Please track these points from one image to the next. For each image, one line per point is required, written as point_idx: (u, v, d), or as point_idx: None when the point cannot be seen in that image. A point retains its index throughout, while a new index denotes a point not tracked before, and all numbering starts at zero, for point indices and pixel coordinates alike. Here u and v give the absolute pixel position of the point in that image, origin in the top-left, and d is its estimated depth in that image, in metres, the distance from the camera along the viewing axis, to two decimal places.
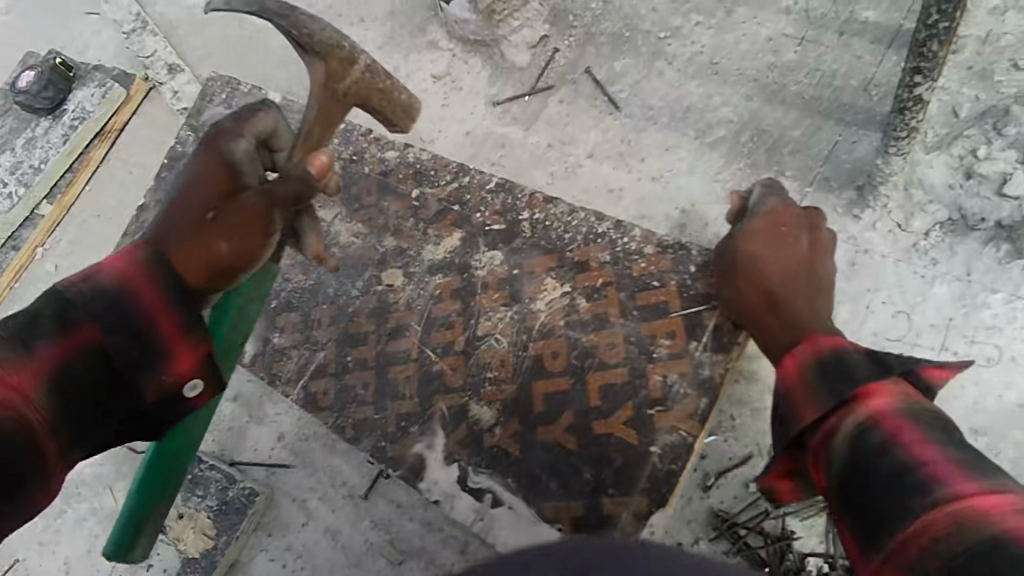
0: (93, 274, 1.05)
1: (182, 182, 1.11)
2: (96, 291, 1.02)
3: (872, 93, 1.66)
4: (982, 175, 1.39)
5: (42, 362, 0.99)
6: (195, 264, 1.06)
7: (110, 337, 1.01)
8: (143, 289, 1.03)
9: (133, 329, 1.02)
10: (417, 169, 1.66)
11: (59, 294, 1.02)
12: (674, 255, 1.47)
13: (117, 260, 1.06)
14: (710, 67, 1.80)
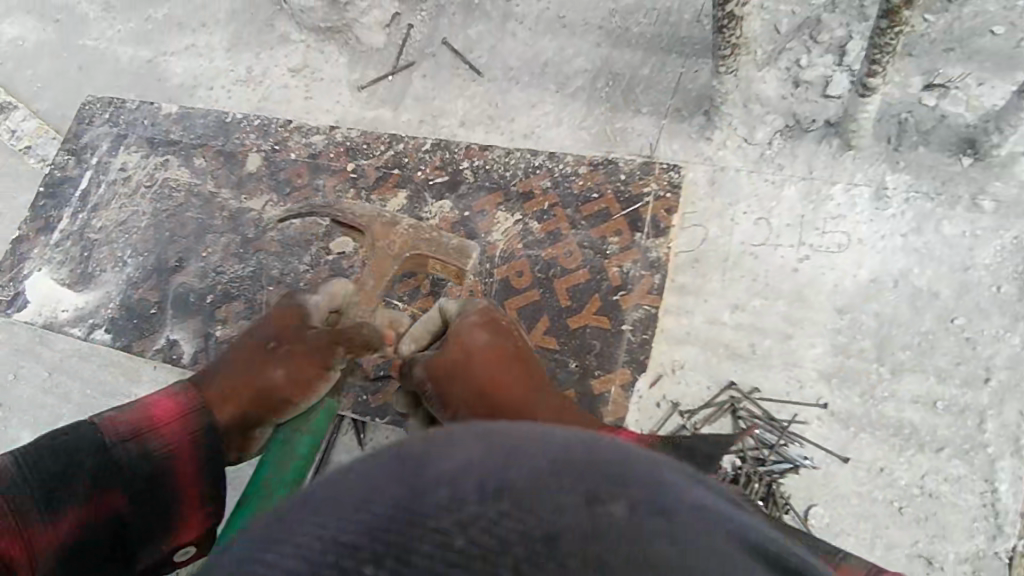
0: (133, 436, 1.01)
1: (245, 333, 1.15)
2: (130, 458, 1.00)
3: (705, 22, 1.72)
4: (807, 82, 1.55)
5: (60, 527, 0.94)
6: (235, 403, 1.08)
7: (133, 506, 1.00)
8: (183, 461, 1.03)
9: (148, 496, 1.01)
10: (352, 147, 1.92)
11: (98, 445, 0.99)
12: (606, 169, 1.65)
13: (167, 416, 1.04)
14: (559, 21, 1.86)
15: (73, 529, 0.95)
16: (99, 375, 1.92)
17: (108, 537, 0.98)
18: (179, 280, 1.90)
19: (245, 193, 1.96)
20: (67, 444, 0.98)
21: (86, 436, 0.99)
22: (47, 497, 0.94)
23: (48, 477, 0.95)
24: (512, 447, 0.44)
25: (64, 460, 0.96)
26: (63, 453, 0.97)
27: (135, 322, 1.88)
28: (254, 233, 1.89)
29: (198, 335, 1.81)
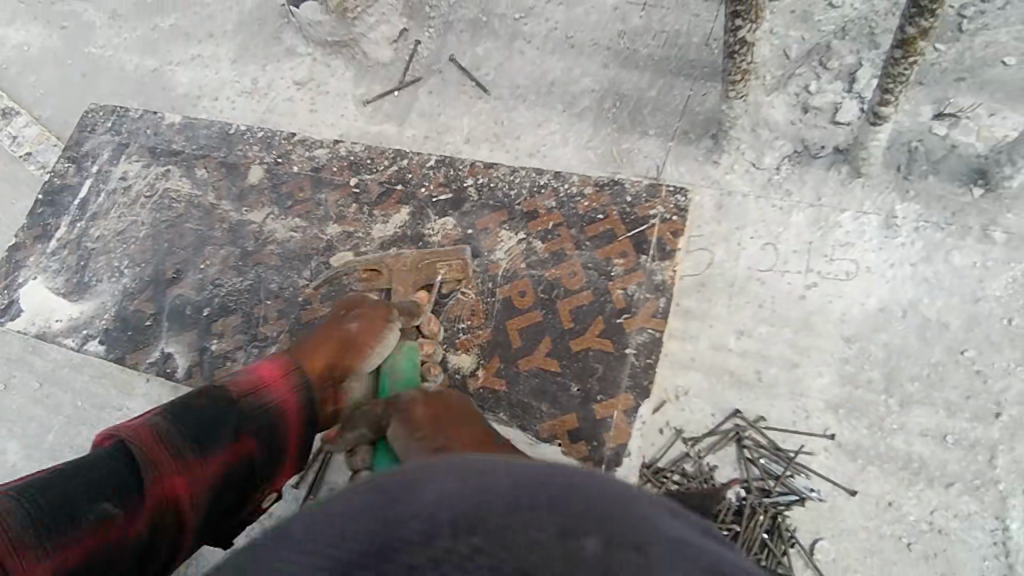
0: (249, 389, 1.00)
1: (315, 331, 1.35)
2: (256, 406, 0.99)
3: (714, 46, 1.70)
4: (817, 107, 1.55)
5: (212, 469, 0.92)
6: (326, 356, 1.15)
7: (261, 453, 0.98)
8: (295, 417, 1.03)
9: (274, 445, 0.99)
10: (356, 161, 1.91)
11: (230, 398, 0.98)
12: (611, 190, 1.64)
13: (277, 376, 1.05)
14: (567, 42, 1.86)
15: (218, 473, 0.92)
16: (88, 386, 1.87)
17: (241, 481, 0.96)
18: (176, 292, 1.88)
19: (246, 205, 1.94)
20: (196, 406, 0.95)
21: (220, 394, 0.98)
22: (197, 440, 0.91)
23: (189, 428, 0.92)
24: (481, 478, 0.52)
25: (201, 415, 0.94)
26: (206, 412, 0.94)
27: (129, 334, 1.87)
28: (254, 246, 1.87)
29: (193, 348, 1.79)
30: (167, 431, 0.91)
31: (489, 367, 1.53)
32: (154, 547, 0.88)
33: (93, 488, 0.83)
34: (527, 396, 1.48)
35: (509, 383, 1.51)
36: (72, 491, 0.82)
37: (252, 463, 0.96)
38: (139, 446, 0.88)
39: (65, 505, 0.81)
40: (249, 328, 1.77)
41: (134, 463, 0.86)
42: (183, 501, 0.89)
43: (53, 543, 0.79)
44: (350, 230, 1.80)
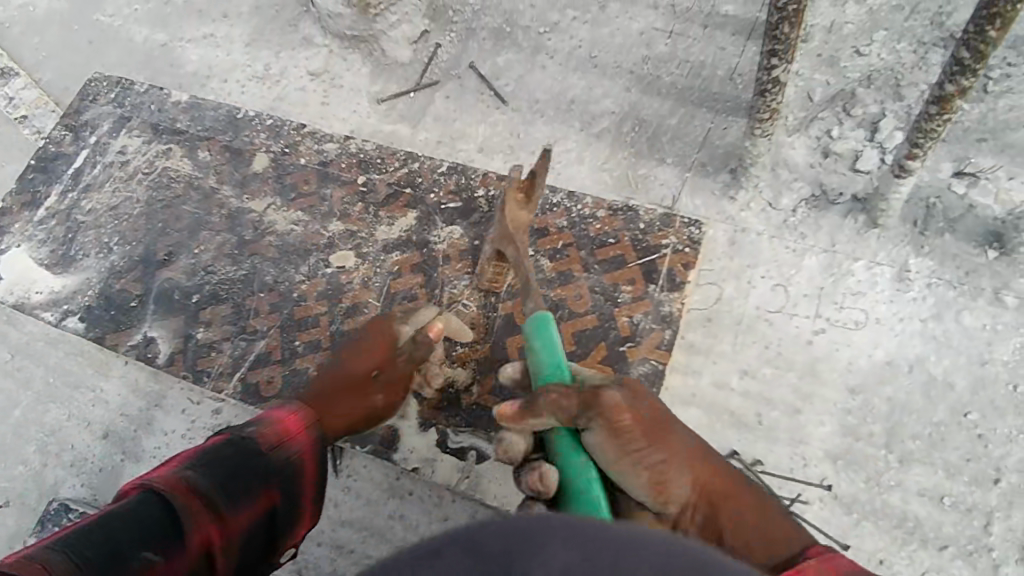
0: (274, 442, 1.04)
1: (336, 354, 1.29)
2: (279, 459, 1.02)
3: (737, 81, 1.70)
4: (837, 153, 1.54)
5: (247, 513, 0.93)
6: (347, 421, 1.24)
7: (285, 499, 1.00)
8: (314, 465, 1.07)
9: (293, 494, 1.02)
10: (366, 159, 1.87)
11: (255, 447, 1.00)
12: (624, 215, 1.61)
13: (295, 426, 1.08)
14: (590, 61, 1.84)
15: (250, 521, 0.93)
16: (62, 363, 1.81)
17: (267, 531, 0.96)
18: (165, 275, 1.82)
19: (247, 193, 1.89)
20: (225, 455, 0.97)
21: (246, 443, 1.00)
22: (228, 485, 0.93)
23: (223, 477, 0.93)
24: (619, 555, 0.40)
25: (233, 464, 0.96)
26: (233, 460, 0.97)
27: (112, 314, 1.80)
28: (252, 235, 1.82)
29: (178, 335, 1.73)
30: (204, 480, 0.91)
31: (484, 383, 1.50)
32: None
33: (140, 535, 0.82)
34: None
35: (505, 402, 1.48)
36: (119, 539, 0.81)
37: (275, 513, 0.98)
38: (179, 492, 0.88)
39: (112, 550, 0.80)
40: (239, 320, 1.71)
41: (173, 508, 0.86)
42: (222, 550, 0.88)
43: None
44: (353, 229, 1.76)
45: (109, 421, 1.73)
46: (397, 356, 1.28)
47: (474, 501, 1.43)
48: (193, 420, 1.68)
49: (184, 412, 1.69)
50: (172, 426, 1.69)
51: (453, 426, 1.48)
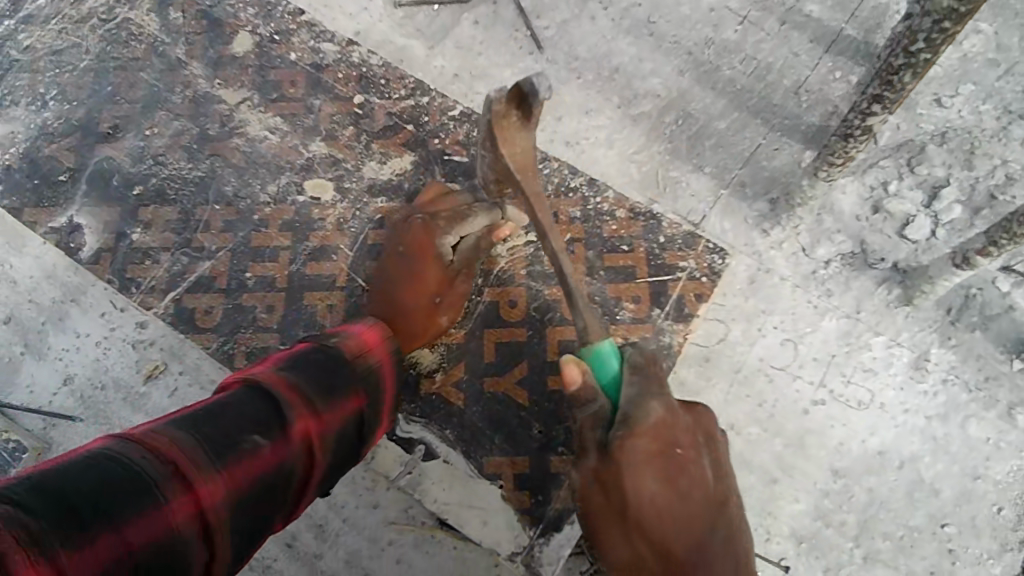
0: (360, 349, 1.07)
1: (390, 275, 1.27)
2: (362, 370, 1.04)
3: (803, 98, 1.48)
4: (888, 211, 1.38)
5: (344, 411, 0.96)
6: (418, 341, 1.28)
7: (371, 405, 1.02)
8: (391, 376, 1.11)
9: (378, 399, 1.05)
10: (367, 76, 1.62)
11: (344, 354, 1.03)
12: (646, 221, 1.45)
13: (378, 337, 1.11)
14: (647, 26, 1.58)
15: (343, 418, 0.95)
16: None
17: (358, 430, 0.99)
18: (106, 152, 1.58)
19: (220, 78, 1.62)
20: (319, 358, 0.99)
21: (338, 348, 1.03)
22: (327, 385, 0.95)
23: (317, 376, 0.95)
24: None
25: (326, 368, 0.98)
26: (327, 363, 0.99)
27: (35, 184, 1.57)
28: (217, 131, 1.58)
29: (109, 231, 1.52)
30: (303, 376, 0.94)
31: (450, 373, 1.39)
32: (293, 486, 0.88)
33: (253, 421, 0.83)
34: (481, 421, 1.36)
35: (470, 398, 1.37)
36: (233, 420, 0.82)
37: (364, 417, 1.00)
38: (282, 386, 0.90)
39: (231, 429, 0.81)
40: (185, 230, 1.51)
41: (279, 401, 0.87)
42: (319, 442, 0.90)
43: (225, 465, 0.78)
44: (337, 156, 1.55)
45: (12, 304, 1.51)
46: (456, 278, 1.32)
47: (413, 499, 1.33)
48: (111, 329, 1.48)
49: (103, 316, 1.49)
50: (86, 329, 1.48)
51: (406, 413, 1.37)
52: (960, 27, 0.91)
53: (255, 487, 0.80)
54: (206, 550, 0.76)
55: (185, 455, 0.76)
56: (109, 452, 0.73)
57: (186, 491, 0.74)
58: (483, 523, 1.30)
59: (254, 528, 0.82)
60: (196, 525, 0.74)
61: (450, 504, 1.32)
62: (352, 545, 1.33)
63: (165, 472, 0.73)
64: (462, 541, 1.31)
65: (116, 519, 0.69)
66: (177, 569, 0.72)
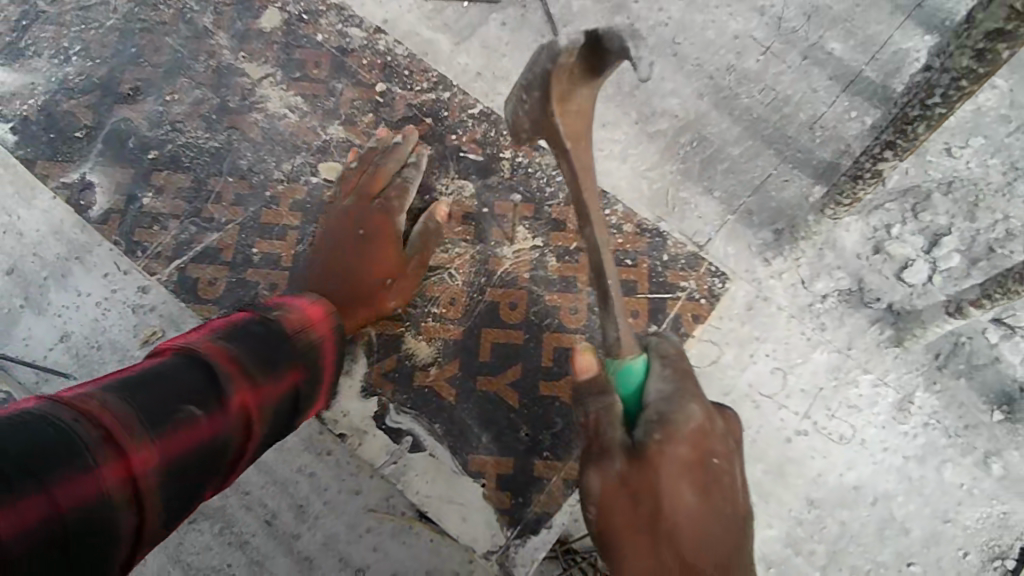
0: (298, 329, 1.13)
1: (345, 255, 1.37)
2: (303, 345, 1.11)
3: (817, 133, 1.50)
4: (889, 253, 1.40)
5: (278, 386, 1.01)
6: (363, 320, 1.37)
7: (304, 382, 1.08)
8: (328, 356, 1.17)
9: (311, 377, 1.11)
10: (391, 65, 1.65)
11: (282, 333, 1.09)
12: (651, 238, 1.47)
13: (319, 317, 1.18)
14: (671, 46, 1.60)
15: (278, 393, 1.01)
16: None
17: (290, 405, 1.05)
18: (124, 113, 1.62)
19: (245, 51, 1.66)
20: (259, 334, 1.05)
21: (276, 326, 1.09)
22: (264, 360, 1.01)
23: (255, 350, 1.00)
24: None
25: (263, 343, 1.03)
26: (266, 340, 1.04)
27: (51, 137, 1.61)
28: (237, 104, 1.62)
29: (120, 192, 1.56)
30: (241, 350, 0.99)
31: (445, 368, 1.42)
32: (226, 455, 0.92)
33: (190, 391, 0.88)
34: (472, 419, 1.39)
35: (461, 393, 1.41)
36: (168, 389, 0.86)
37: (296, 392, 1.07)
38: (220, 359, 0.94)
39: (165, 398, 0.85)
40: (195, 199, 1.55)
41: (217, 373, 0.92)
42: (256, 413, 0.96)
43: (160, 433, 0.81)
44: (353, 141, 1.59)
45: (15, 257, 1.56)
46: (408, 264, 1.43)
47: (395, 489, 1.37)
48: (112, 290, 1.52)
49: (106, 277, 1.52)
50: (88, 288, 1.52)
51: (397, 403, 1.41)
52: (977, 86, 0.93)
53: (189, 454, 0.84)
54: (136, 516, 0.78)
55: (121, 422, 0.79)
56: (40, 414, 0.75)
57: (120, 457, 0.76)
58: (462, 519, 1.33)
59: (185, 495, 0.86)
60: (128, 490, 0.77)
61: (431, 496, 1.35)
62: (330, 529, 1.36)
63: (97, 436, 0.75)
64: (439, 534, 1.34)
65: (47, 483, 0.70)
66: (105, 532, 0.74)
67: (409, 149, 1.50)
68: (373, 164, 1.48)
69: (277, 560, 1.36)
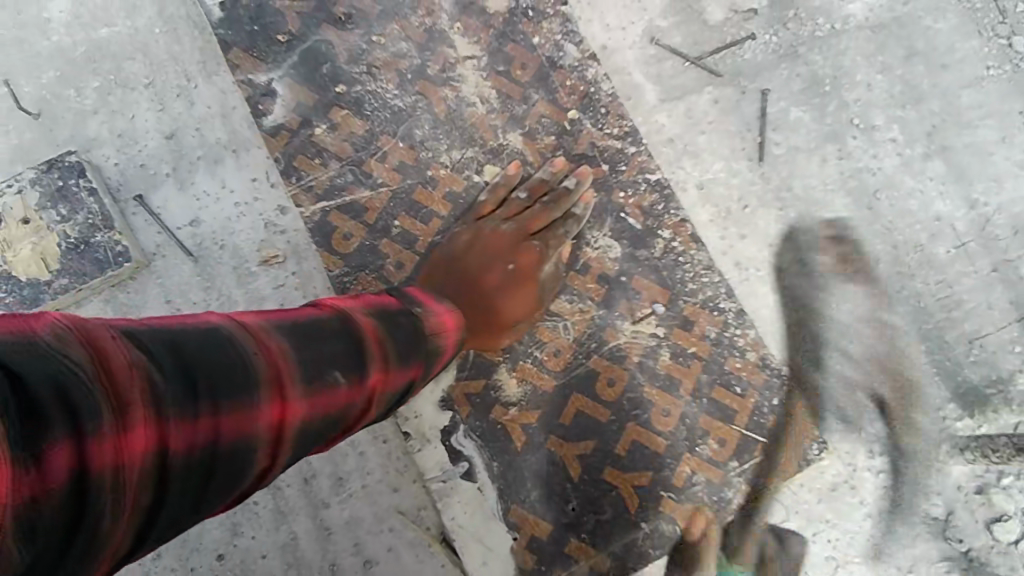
0: (433, 330, 1.27)
1: (487, 277, 1.45)
2: (432, 346, 1.24)
3: (972, 352, 1.44)
4: (990, 500, 1.39)
5: (404, 378, 1.14)
6: (480, 343, 1.46)
7: (420, 380, 1.21)
8: (442, 361, 1.31)
9: (425, 376, 1.24)
10: (590, 93, 1.61)
11: (419, 329, 1.22)
12: (769, 376, 1.47)
13: (450, 324, 1.32)
14: (869, 198, 1.52)
15: (400, 384, 1.14)
16: (176, 26, 1.72)
17: (403, 394, 1.18)
18: (327, 34, 1.67)
19: (460, 23, 1.64)
20: (402, 326, 1.18)
21: (417, 322, 1.23)
22: (401, 352, 1.14)
23: (397, 342, 1.14)
24: None
25: (399, 335, 1.16)
26: (406, 334, 1.18)
27: (252, 29, 1.69)
28: (434, 73, 1.63)
29: (296, 112, 1.66)
30: (384, 335, 1.12)
31: (524, 413, 1.50)
32: (345, 423, 1.05)
33: (342, 362, 1.01)
34: (529, 471, 1.48)
35: (530, 442, 1.49)
36: (327, 354, 0.99)
37: (411, 387, 1.19)
38: (370, 340, 1.08)
39: (318, 361, 0.97)
40: (363, 149, 1.64)
41: (365, 353, 1.06)
42: (376, 396, 1.08)
43: (310, 392, 0.94)
44: (525, 155, 1.59)
45: (179, 124, 1.69)
46: (532, 307, 1.49)
47: (432, 505, 1.49)
48: (253, 199, 1.66)
49: (253, 182, 1.66)
50: (233, 186, 1.67)
51: (467, 426, 1.51)
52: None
53: (320, 416, 0.96)
54: (267, 455, 0.90)
55: (287, 371, 0.92)
56: (232, 341, 0.88)
57: (278, 403, 0.89)
58: (481, 559, 1.47)
59: (305, 445, 0.98)
60: (271, 433, 0.89)
61: (462, 526, 1.48)
62: (356, 513, 1.51)
63: (267, 378, 0.88)
64: (453, 563, 1.48)
65: (222, 405, 0.82)
66: (244, 462, 0.87)
67: (577, 199, 1.53)
68: (539, 203, 1.52)
69: (302, 516, 1.51)
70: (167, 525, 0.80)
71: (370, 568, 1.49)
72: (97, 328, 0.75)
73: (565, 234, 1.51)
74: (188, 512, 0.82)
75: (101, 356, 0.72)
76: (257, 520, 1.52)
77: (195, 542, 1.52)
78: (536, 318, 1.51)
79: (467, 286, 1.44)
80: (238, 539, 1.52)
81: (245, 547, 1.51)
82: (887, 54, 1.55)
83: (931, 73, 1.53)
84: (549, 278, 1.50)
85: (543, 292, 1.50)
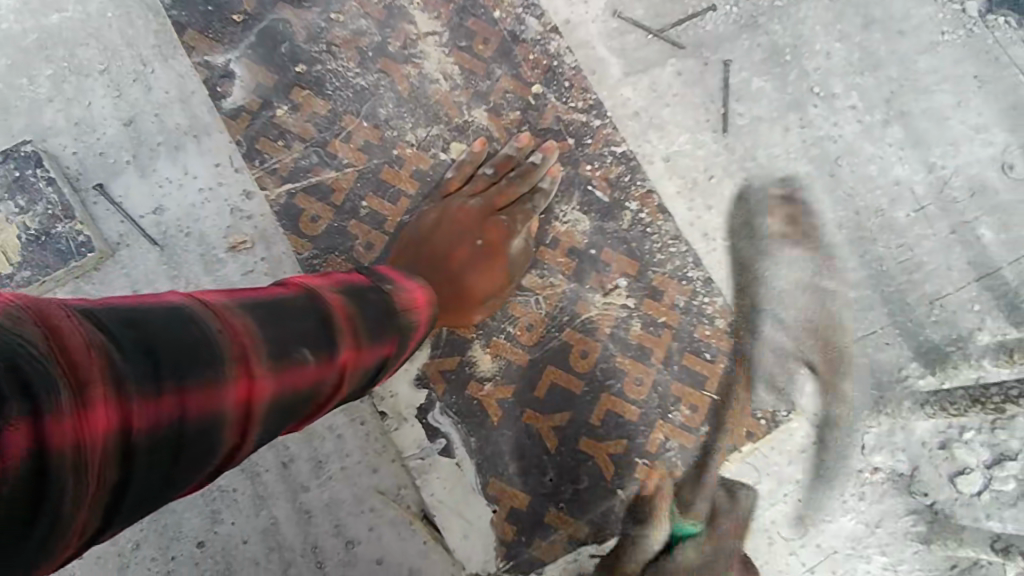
0: (404, 307, 1.26)
1: (456, 253, 1.46)
2: (404, 323, 1.24)
3: (933, 311, 1.48)
4: (952, 454, 1.44)
5: (375, 355, 1.14)
6: (454, 320, 1.47)
7: (393, 358, 1.21)
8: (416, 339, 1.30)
9: (398, 354, 1.23)
10: (553, 68, 1.60)
11: (390, 306, 1.22)
12: (738, 342, 1.50)
13: (422, 302, 1.32)
14: (831, 164, 1.54)
15: (372, 361, 1.13)
16: (130, 10, 1.68)
17: (376, 372, 1.17)
18: (285, 14, 1.64)
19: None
20: (372, 303, 1.18)
21: (387, 300, 1.23)
22: (371, 329, 1.13)
23: (367, 319, 1.13)
24: None
25: (369, 313, 1.15)
26: (377, 312, 1.17)
27: (208, 11, 1.66)
28: (395, 50, 1.62)
29: (257, 94, 1.64)
30: (353, 313, 1.11)
31: (499, 387, 1.51)
32: (316, 401, 1.04)
33: (310, 339, 1.00)
34: (506, 445, 1.49)
35: (506, 416, 1.50)
36: (295, 332, 0.98)
37: (384, 364, 1.18)
38: (339, 318, 1.07)
39: (286, 338, 0.96)
40: (327, 130, 1.62)
41: (334, 330, 1.05)
42: (347, 372, 1.07)
43: (278, 370, 0.93)
44: (491, 132, 1.59)
45: (137, 110, 1.66)
46: (503, 281, 1.48)
47: (411, 483, 1.50)
48: (218, 184, 1.63)
49: (217, 167, 1.64)
50: (196, 171, 1.64)
51: (443, 403, 1.51)
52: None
53: (290, 393, 0.95)
54: (236, 434, 0.89)
55: (254, 349, 0.90)
56: (195, 319, 0.87)
57: (246, 381, 0.88)
58: (461, 533, 1.48)
59: (276, 423, 0.97)
60: (239, 411, 0.87)
61: (442, 502, 1.49)
62: (336, 495, 1.51)
63: (233, 356, 0.87)
64: (434, 539, 1.49)
65: (187, 383, 0.81)
66: (212, 440, 0.85)
67: (544, 173, 1.53)
68: (506, 178, 1.52)
69: (281, 500, 1.51)
70: (135, 505, 0.79)
71: (352, 548, 1.50)
72: (52, 307, 0.73)
73: (532, 207, 1.51)
74: (156, 493, 0.81)
75: (56, 335, 0.70)
76: (236, 505, 1.51)
77: (174, 531, 1.51)
78: (508, 292, 1.51)
79: (436, 263, 1.44)
80: (218, 525, 1.51)
81: (226, 533, 1.51)
82: (844, 23, 1.57)
83: (887, 40, 1.56)
84: (519, 252, 1.50)
85: (513, 266, 1.49)
